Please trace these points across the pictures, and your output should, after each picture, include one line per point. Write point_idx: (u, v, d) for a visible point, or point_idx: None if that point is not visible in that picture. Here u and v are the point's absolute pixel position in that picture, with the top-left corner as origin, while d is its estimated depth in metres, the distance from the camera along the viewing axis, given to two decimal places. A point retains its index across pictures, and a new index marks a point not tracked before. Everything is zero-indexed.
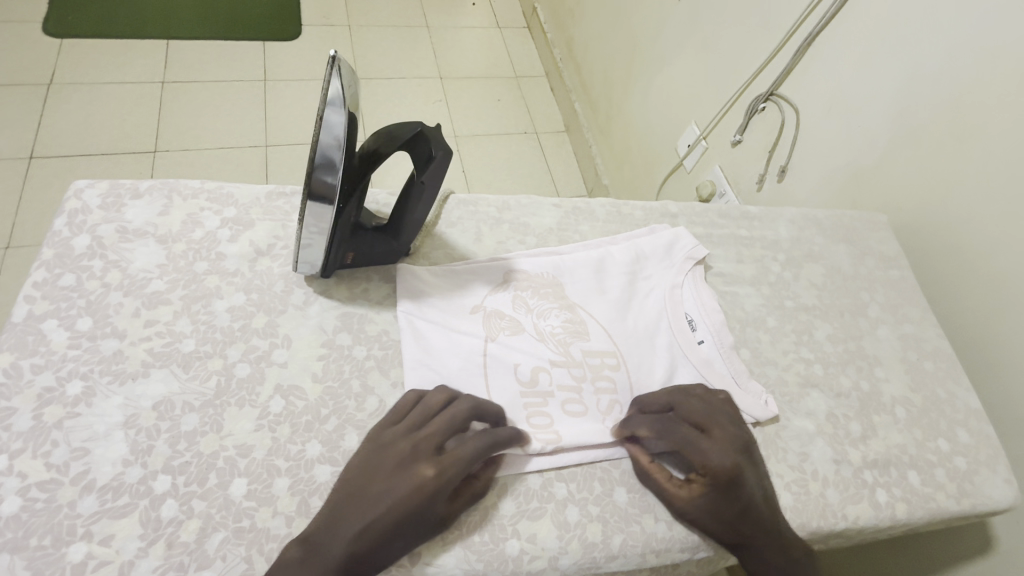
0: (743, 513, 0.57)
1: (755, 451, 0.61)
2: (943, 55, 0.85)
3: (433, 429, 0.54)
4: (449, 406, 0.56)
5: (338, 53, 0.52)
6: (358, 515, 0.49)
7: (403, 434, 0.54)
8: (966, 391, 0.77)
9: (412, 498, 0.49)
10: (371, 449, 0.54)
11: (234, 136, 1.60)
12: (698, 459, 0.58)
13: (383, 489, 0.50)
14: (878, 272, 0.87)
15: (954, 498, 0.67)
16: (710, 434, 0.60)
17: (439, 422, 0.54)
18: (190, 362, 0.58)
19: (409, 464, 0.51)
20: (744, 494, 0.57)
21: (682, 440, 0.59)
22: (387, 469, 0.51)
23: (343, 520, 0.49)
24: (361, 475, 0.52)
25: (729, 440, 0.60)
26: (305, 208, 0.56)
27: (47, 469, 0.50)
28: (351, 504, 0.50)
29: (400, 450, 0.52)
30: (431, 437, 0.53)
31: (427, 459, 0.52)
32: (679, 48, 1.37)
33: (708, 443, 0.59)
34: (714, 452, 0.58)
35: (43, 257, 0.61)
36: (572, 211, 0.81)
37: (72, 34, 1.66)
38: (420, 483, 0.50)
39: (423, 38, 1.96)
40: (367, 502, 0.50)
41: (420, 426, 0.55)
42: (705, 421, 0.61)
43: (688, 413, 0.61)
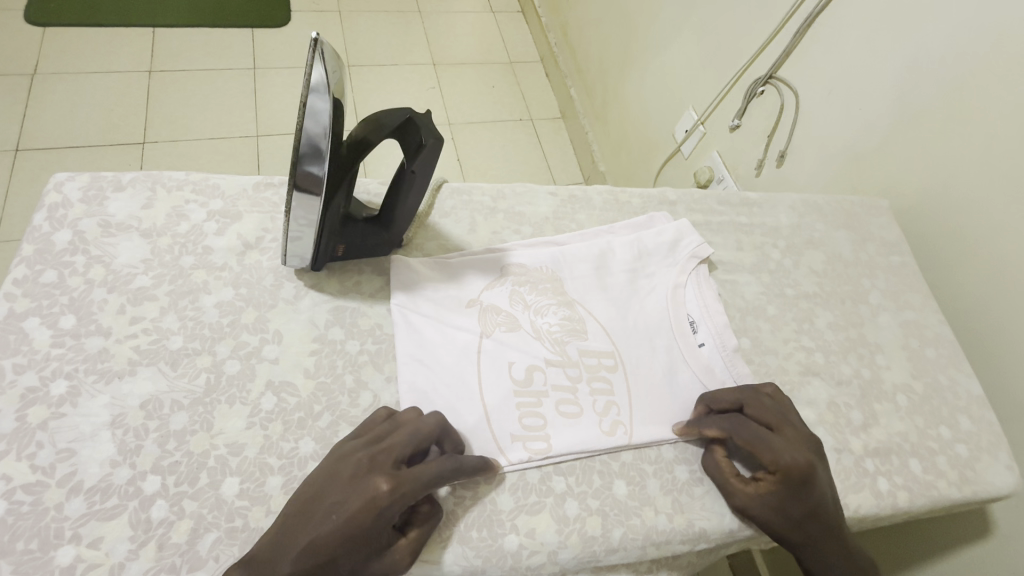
0: (791, 513, 0.56)
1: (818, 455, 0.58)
2: (946, 36, 0.83)
3: (395, 442, 0.51)
4: (415, 420, 0.54)
5: (321, 35, 0.49)
6: (306, 532, 0.46)
7: (365, 446, 0.51)
8: (967, 377, 0.76)
9: (363, 512, 0.46)
10: (333, 459, 0.51)
11: (225, 126, 1.57)
12: (768, 456, 0.57)
13: (337, 502, 0.47)
14: (879, 258, 0.86)
15: (955, 485, 0.67)
16: (783, 434, 0.59)
17: (401, 435, 0.52)
18: (179, 359, 0.57)
19: (365, 475, 0.48)
20: (805, 493, 0.56)
21: (753, 434, 0.58)
22: (343, 479, 0.49)
23: (297, 533, 0.46)
24: (317, 488, 0.49)
25: (797, 440, 0.59)
26: (292, 200, 0.54)
27: (33, 471, 0.49)
28: (305, 517, 0.47)
29: (358, 461, 0.49)
30: (391, 450, 0.50)
31: (384, 472, 0.49)
32: (676, 30, 1.34)
33: (778, 442, 0.57)
34: (783, 450, 0.57)
35: (24, 253, 0.59)
36: (568, 199, 0.79)
37: (54, 21, 1.61)
38: (373, 498, 0.47)
39: (416, 24, 1.92)
40: (319, 516, 0.47)
41: (383, 437, 0.52)
42: (778, 421, 0.60)
43: (756, 414, 0.61)
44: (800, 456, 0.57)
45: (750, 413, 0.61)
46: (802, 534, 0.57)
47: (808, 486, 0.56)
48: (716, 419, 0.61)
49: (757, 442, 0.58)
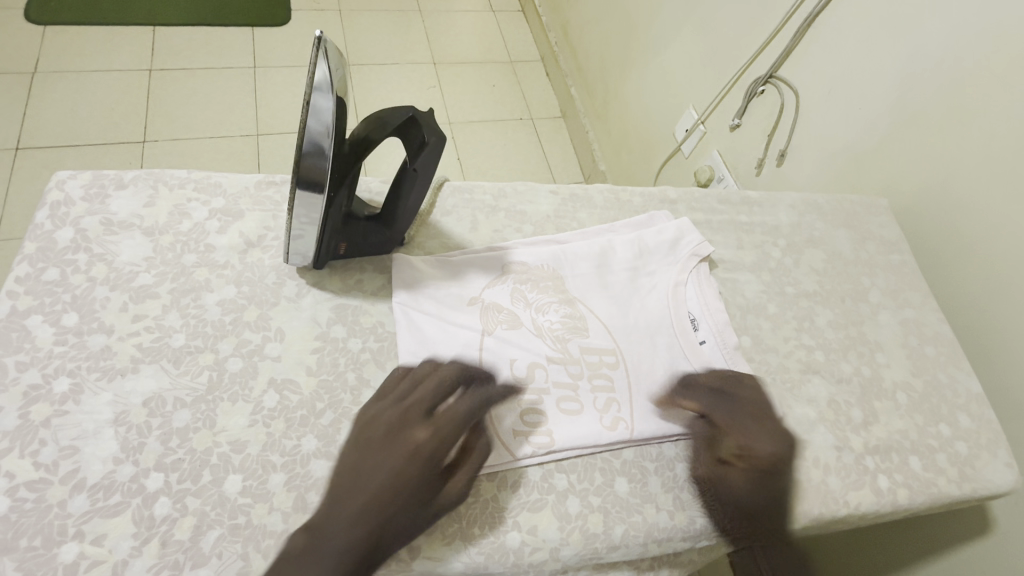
0: (759, 501, 0.60)
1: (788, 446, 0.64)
2: (946, 35, 0.83)
3: (422, 394, 0.56)
4: (430, 372, 0.58)
5: (323, 34, 0.50)
6: (361, 490, 0.50)
7: (393, 407, 0.55)
8: (967, 376, 0.76)
9: (413, 460, 0.52)
10: (362, 424, 0.54)
11: (225, 124, 1.56)
12: (746, 443, 0.62)
13: (383, 459, 0.51)
14: (879, 256, 0.86)
15: (955, 482, 0.67)
16: (763, 425, 0.64)
17: (426, 387, 0.57)
18: (181, 357, 0.57)
19: (403, 431, 0.53)
20: (770, 479, 0.61)
21: (736, 420, 0.63)
22: (382, 437, 0.53)
23: (352, 495, 0.50)
24: (356, 453, 0.52)
25: (767, 430, 0.64)
26: (294, 198, 0.54)
27: (36, 468, 0.49)
28: (356, 481, 0.51)
29: (392, 420, 0.54)
30: (419, 402, 0.56)
31: (419, 421, 0.54)
32: (677, 29, 1.34)
33: (755, 430, 0.63)
34: (757, 439, 0.62)
35: (26, 252, 0.59)
36: (569, 198, 0.79)
37: (54, 20, 1.61)
38: (418, 444, 0.53)
39: (416, 23, 1.92)
40: (369, 475, 0.51)
41: (408, 393, 0.56)
42: (761, 414, 0.65)
43: (739, 403, 0.65)
44: (768, 444, 0.62)
45: (733, 399, 0.65)
46: (762, 526, 0.60)
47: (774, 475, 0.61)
48: (697, 395, 0.64)
49: (734, 425, 0.63)
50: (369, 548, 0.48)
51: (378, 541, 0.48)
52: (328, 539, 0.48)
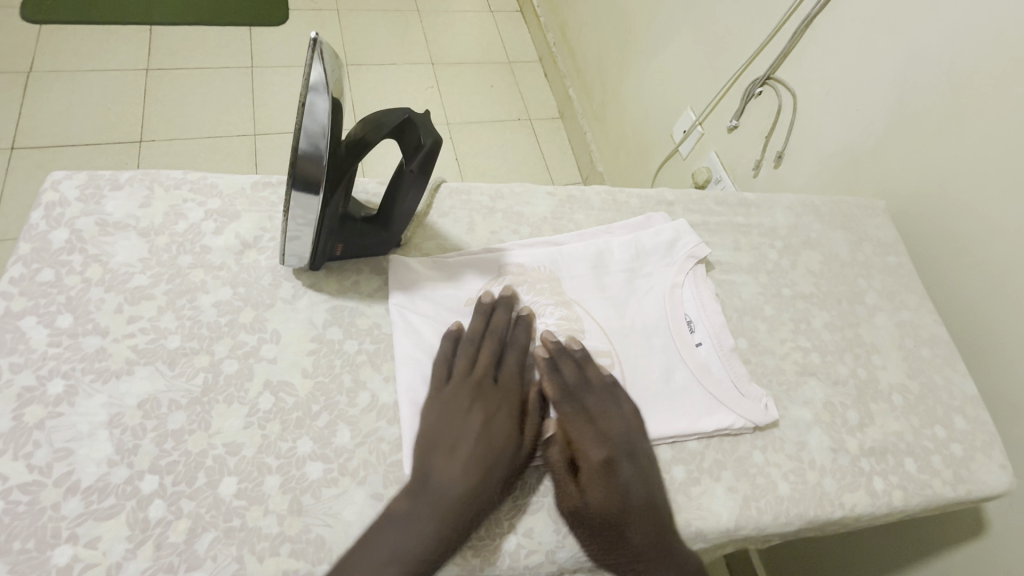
0: (603, 513, 0.54)
1: (637, 445, 0.58)
2: (942, 38, 0.84)
3: (482, 363, 0.59)
4: (483, 344, 0.61)
5: (320, 35, 0.49)
6: (455, 456, 0.53)
7: (458, 381, 0.57)
8: (962, 377, 0.76)
9: (493, 421, 0.55)
10: (429, 399, 0.57)
11: (222, 124, 1.56)
12: (577, 444, 0.57)
13: (464, 426, 0.54)
14: (876, 258, 0.86)
15: (950, 484, 0.67)
16: (597, 425, 0.58)
17: (484, 352, 0.60)
18: (176, 358, 0.57)
19: (474, 400, 0.56)
20: (612, 485, 0.55)
21: (574, 418, 0.58)
22: (456, 408, 0.55)
23: (447, 460, 0.52)
24: (432, 426, 0.54)
25: (612, 426, 0.58)
26: (290, 198, 0.54)
27: (29, 470, 0.49)
28: (441, 450, 0.53)
29: (462, 392, 0.57)
30: (483, 368, 0.58)
31: (486, 388, 0.57)
32: (674, 31, 1.35)
33: (589, 431, 0.58)
34: (586, 439, 0.57)
35: (21, 252, 0.59)
36: (566, 199, 0.79)
37: (50, 19, 1.61)
38: (492, 408, 0.56)
39: (415, 23, 1.92)
40: (453, 441, 0.53)
41: (469, 367, 0.59)
42: (597, 411, 0.59)
43: (587, 398, 0.60)
44: (599, 443, 0.57)
45: (577, 396, 0.60)
46: (627, 543, 0.54)
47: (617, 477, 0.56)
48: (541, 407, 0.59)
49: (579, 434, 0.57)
50: (471, 504, 0.51)
51: (478, 497, 0.51)
52: (433, 502, 0.50)
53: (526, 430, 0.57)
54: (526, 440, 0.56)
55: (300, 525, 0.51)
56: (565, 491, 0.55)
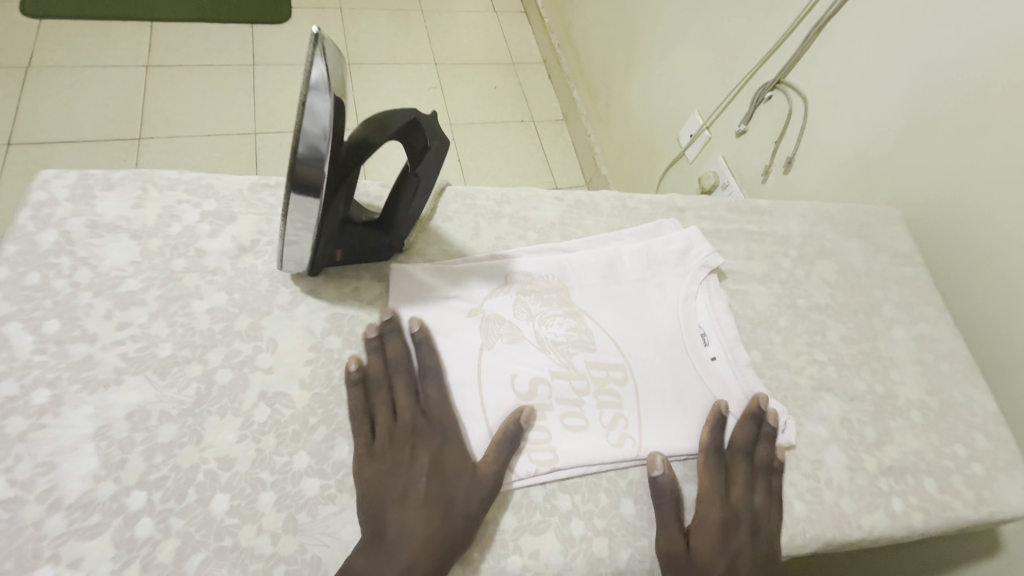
0: (706, 573, 0.53)
1: (759, 522, 0.56)
2: (962, 43, 0.81)
3: (402, 404, 0.54)
4: (395, 383, 0.55)
5: (321, 30, 0.47)
6: (404, 508, 0.49)
7: (386, 429, 0.53)
8: (982, 394, 0.74)
9: (435, 462, 0.52)
10: (362, 456, 0.52)
11: (222, 123, 1.54)
12: (710, 501, 0.56)
13: (408, 472, 0.51)
14: (892, 269, 0.84)
15: (971, 506, 0.65)
16: (735, 487, 0.58)
17: (401, 389, 0.55)
18: (168, 367, 0.54)
19: (412, 444, 0.52)
20: (722, 546, 0.54)
21: (712, 475, 0.58)
22: (393, 458, 0.52)
23: (396, 516, 0.49)
24: (374, 482, 0.51)
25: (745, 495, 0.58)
26: (290, 202, 0.51)
27: (10, 486, 0.46)
28: (389, 504, 0.49)
29: (394, 439, 0.53)
30: (405, 409, 0.54)
31: (419, 426, 0.53)
32: (682, 33, 1.32)
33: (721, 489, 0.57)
34: (714, 496, 0.57)
35: (6, 254, 0.56)
36: (575, 205, 0.77)
37: (49, 14, 1.58)
38: (432, 446, 0.53)
39: (418, 22, 1.90)
40: (399, 491, 0.50)
41: (393, 410, 0.54)
42: (738, 475, 0.59)
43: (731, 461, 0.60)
44: (723, 504, 0.57)
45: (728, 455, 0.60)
46: None
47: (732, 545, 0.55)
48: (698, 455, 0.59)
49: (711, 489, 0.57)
50: (440, 550, 0.48)
51: (444, 541, 0.48)
52: (396, 560, 0.47)
53: (480, 462, 0.53)
54: (480, 471, 0.53)
55: (296, 545, 0.49)
56: (669, 540, 0.54)
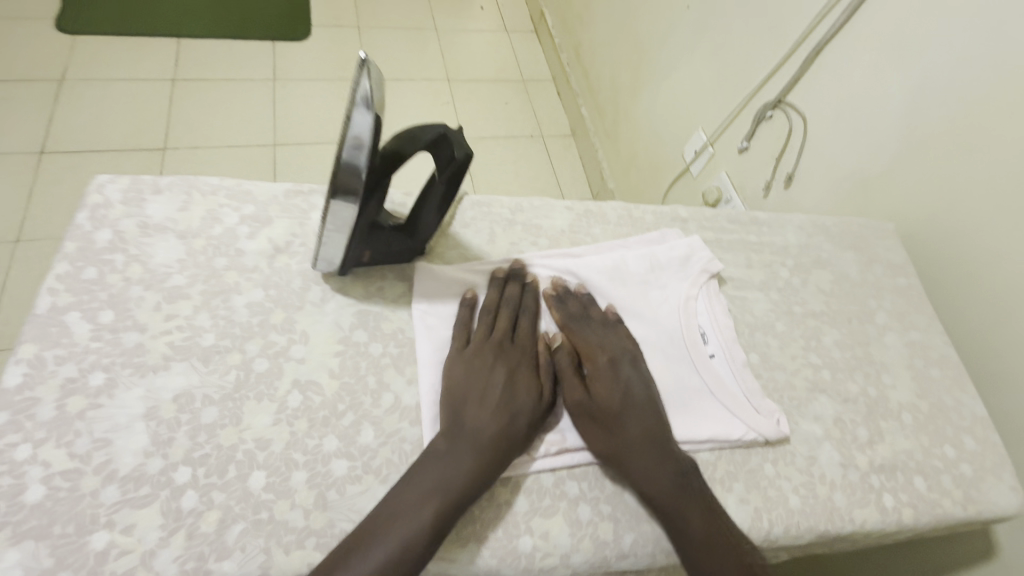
0: (606, 407, 0.60)
1: (630, 366, 0.64)
2: (949, 67, 0.86)
3: (502, 325, 0.64)
4: (500, 311, 0.66)
5: (367, 56, 0.53)
6: (481, 404, 0.57)
7: (479, 342, 0.62)
8: (971, 399, 0.78)
9: (512, 374, 0.60)
10: (453, 358, 0.61)
11: (244, 134, 1.61)
12: (583, 352, 0.64)
13: (489, 379, 0.59)
14: (886, 279, 0.88)
15: (959, 503, 0.68)
16: (610, 335, 0.66)
17: (504, 314, 0.65)
18: (210, 356, 0.59)
19: (495, 356, 0.61)
20: (616, 383, 0.62)
21: (580, 330, 0.66)
22: (481, 363, 0.60)
23: (474, 409, 0.57)
24: (459, 381, 0.59)
25: (618, 339, 0.66)
26: (330, 208, 0.57)
27: (70, 458, 0.51)
28: (470, 399, 0.58)
29: (483, 351, 0.62)
30: (503, 329, 0.64)
31: (506, 346, 0.63)
32: (688, 53, 1.38)
33: (601, 339, 0.66)
34: (592, 344, 0.65)
35: (66, 250, 0.62)
36: (584, 214, 0.82)
37: (84, 30, 1.67)
38: (513, 362, 0.62)
39: (433, 41, 1.98)
40: (480, 391, 0.58)
41: (489, 330, 0.64)
42: (609, 325, 0.67)
43: (595, 319, 0.68)
44: (602, 348, 0.65)
45: (593, 312, 0.69)
46: (626, 431, 0.60)
47: (614, 378, 0.63)
48: (573, 313, 0.68)
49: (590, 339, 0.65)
50: (504, 444, 0.56)
51: (510, 439, 0.56)
52: (472, 443, 0.55)
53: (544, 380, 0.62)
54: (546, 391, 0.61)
55: (325, 520, 0.53)
56: (572, 389, 0.62)
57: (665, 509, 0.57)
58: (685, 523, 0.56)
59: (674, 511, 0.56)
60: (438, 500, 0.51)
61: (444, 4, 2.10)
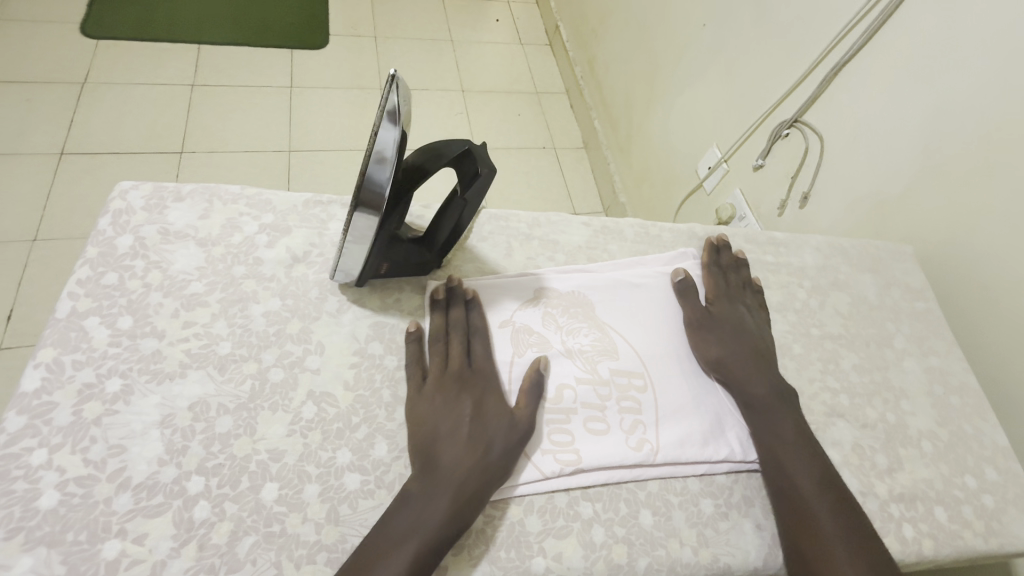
0: (720, 325, 0.71)
1: (742, 302, 0.75)
2: (971, 92, 0.85)
3: (455, 355, 0.61)
4: (450, 337, 0.63)
5: (397, 71, 0.53)
6: (452, 439, 0.56)
7: (436, 376, 0.60)
8: (992, 428, 0.76)
9: (478, 404, 0.58)
10: (414, 398, 0.59)
11: (260, 140, 1.63)
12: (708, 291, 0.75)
13: (455, 414, 0.57)
14: (904, 303, 0.87)
15: (981, 536, 0.66)
16: (736, 286, 0.77)
17: (456, 343, 0.62)
18: (226, 364, 0.59)
19: (458, 390, 0.59)
20: (732, 313, 0.72)
21: (713, 275, 0.76)
22: (444, 399, 0.58)
23: (446, 446, 0.55)
24: (425, 421, 0.57)
25: (743, 292, 0.76)
26: (352, 218, 0.57)
27: (85, 464, 0.51)
28: (440, 438, 0.56)
29: (443, 385, 0.59)
30: (458, 358, 0.61)
31: (466, 376, 0.60)
32: (702, 70, 1.39)
33: (725, 286, 0.76)
34: (717, 287, 0.75)
35: (88, 255, 0.62)
36: (601, 230, 0.82)
37: (105, 35, 1.70)
38: (477, 392, 0.59)
39: (448, 51, 2.00)
40: (448, 426, 0.56)
41: (444, 361, 0.61)
42: (738, 282, 0.77)
43: (730, 274, 0.78)
44: (727, 291, 0.75)
45: (728, 270, 0.78)
46: (735, 348, 0.69)
47: (734, 314, 0.72)
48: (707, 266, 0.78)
49: (716, 283, 0.76)
50: (483, 477, 0.54)
51: (484, 472, 0.54)
52: (447, 480, 0.53)
53: (518, 406, 0.60)
54: (518, 416, 0.59)
55: (337, 535, 0.52)
56: (692, 311, 0.72)
57: (762, 412, 0.65)
58: (776, 424, 0.64)
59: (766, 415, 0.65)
60: (416, 542, 0.49)
61: (460, 16, 2.12)
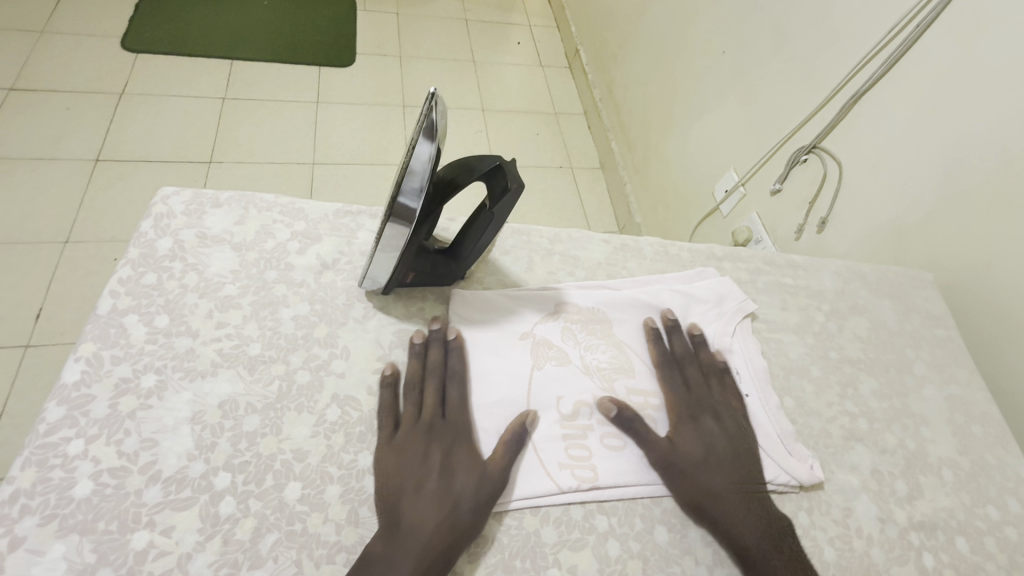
0: (689, 458, 0.61)
1: (722, 408, 0.66)
2: (994, 125, 0.86)
3: (427, 404, 0.60)
4: (426, 384, 0.62)
5: (437, 90, 0.55)
6: (416, 497, 0.53)
7: (408, 425, 0.58)
8: (1015, 458, 0.75)
9: (444, 460, 0.56)
10: (384, 450, 0.57)
11: (284, 152, 1.68)
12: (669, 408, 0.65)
13: (422, 469, 0.55)
14: (924, 329, 0.86)
15: (1004, 569, 0.65)
16: (695, 389, 0.67)
17: (429, 392, 0.61)
18: (256, 365, 0.61)
19: (427, 441, 0.57)
20: (699, 436, 0.63)
21: (670, 380, 0.67)
22: (412, 451, 0.57)
23: (411, 504, 0.53)
24: (392, 475, 0.55)
25: (704, 393, 0.67)
26: (385, 229, 0.59)
27: (118, 456, 0.53)
28: (405, 495, 0.54)
29: (414, 436, 0.58)
30: (429, 410, 0.59)
31: (437, 426, 0.59)
32: (721, 96, 1.41)
33: (691, 389, 0.67)
34: (677, 398, 0.66)
35: (129, 256, 0.65)
36: (620, 248, 0.83)
37: (145, 49, 1.78)
38: (447, 444, 0.57)
39: (470, 71, 2.06)
40: (414, 483, 0.54)
41: (417, 409, 0.60)
42: (699, 380, 0.68)
43: (689, 367, 0.69)
44: (687, 401, 0.66)
45: (680, 363, 0.69)
46: (709, 484, 0.60)
47: (702, 434, 0.63)
48: (662, 363, 0.69)
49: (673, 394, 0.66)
50: (449, 535, 0.52)
51: (450, 530, 0.52)
52: (410, 540, 0.51)
53: (493, 456, 0.58)
54: (489, 469, 0.57)
55: (356, 536, 0.53)
56: (657, 445, 0.62)
57: (724, 511, 0.59)
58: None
59: (722, 511, 0.59)
60: None
61: (483, 38, 2.18)
